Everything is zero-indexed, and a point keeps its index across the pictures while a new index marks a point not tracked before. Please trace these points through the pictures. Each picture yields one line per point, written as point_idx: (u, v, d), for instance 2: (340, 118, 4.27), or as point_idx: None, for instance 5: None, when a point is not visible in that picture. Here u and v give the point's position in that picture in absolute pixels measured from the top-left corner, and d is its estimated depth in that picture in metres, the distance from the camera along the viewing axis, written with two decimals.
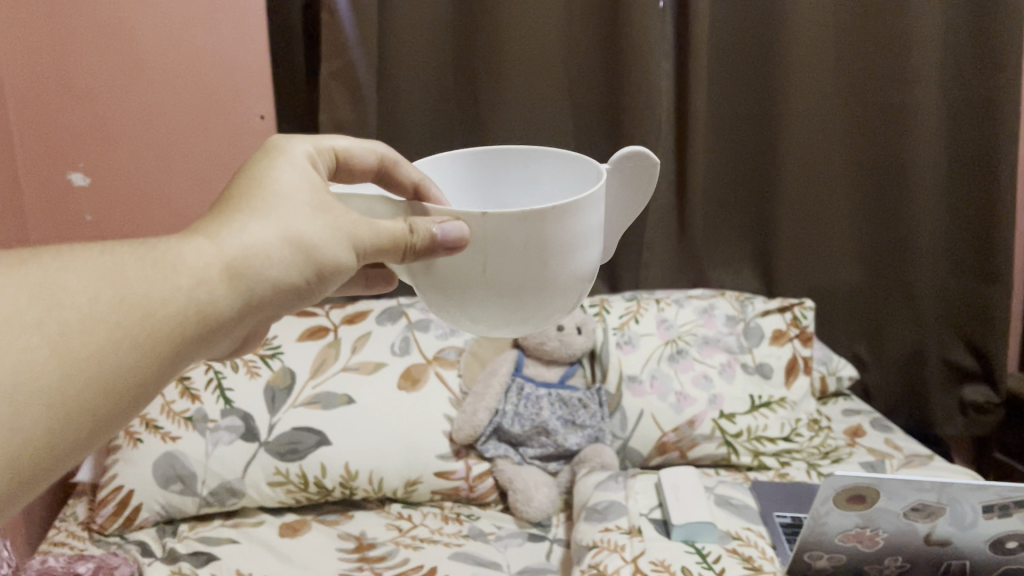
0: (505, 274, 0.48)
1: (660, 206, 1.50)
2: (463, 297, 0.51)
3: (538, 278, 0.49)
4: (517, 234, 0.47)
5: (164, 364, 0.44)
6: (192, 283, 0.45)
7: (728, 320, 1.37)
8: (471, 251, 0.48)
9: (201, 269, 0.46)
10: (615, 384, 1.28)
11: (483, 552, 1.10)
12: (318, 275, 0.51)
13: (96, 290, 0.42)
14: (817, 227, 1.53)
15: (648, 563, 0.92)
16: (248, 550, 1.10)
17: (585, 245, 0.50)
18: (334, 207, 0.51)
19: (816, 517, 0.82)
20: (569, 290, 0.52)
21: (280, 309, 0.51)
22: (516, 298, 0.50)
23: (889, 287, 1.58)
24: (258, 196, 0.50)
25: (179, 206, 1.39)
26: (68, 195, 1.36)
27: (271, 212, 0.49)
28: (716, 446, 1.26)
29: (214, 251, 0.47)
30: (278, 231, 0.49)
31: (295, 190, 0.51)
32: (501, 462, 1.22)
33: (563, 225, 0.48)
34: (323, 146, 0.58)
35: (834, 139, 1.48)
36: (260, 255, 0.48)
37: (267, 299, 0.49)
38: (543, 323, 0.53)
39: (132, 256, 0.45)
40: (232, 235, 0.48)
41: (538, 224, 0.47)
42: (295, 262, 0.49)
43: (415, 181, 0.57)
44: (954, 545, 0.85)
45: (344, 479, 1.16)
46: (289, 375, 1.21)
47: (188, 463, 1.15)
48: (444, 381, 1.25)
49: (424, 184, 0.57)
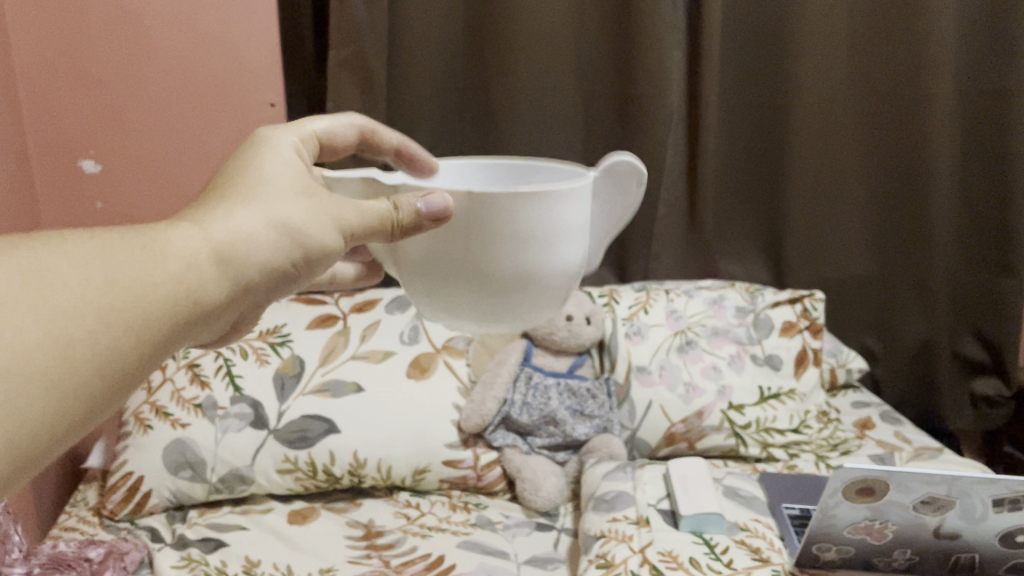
0: (490, 262, 0.48)
1: (671, 197, 1.49)
2: (449, 293, 0.51)
3: (523, 271, 0.49)
4: (496, 218, 0.47)
5: (161, 344, 0.44)
6: (181, 269, 0.45)
7: (738, 311, 1.36)
8: (453, 229, 0.48)
9: (188, 254, 0.45)
10: (624, 374, 1.28)
11: (491, 541, 1.10)
12: (305, 258, 0.51)
13: (87, 273, 0.41)
14: (829, 219, 1.53)
15: (656, 553, 0.92)
16: (256, 537, 1.10)
17: (566, 241, 0.50)
18: (318, 192, 0.51)
19: (824, 509, 0.82)
20: (553, 289, 0.52)
21: (265, 293, 0.51)
22: (500, 293, 0.50)
23: (900, 281, 1.57)
24: (246, 181, 0.50)
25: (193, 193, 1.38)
26: (78, 181, 1.36)
27: (260, 195, 0.49)
28: (725, 437, 1.25)
29: (202, 237, 0.46)
30: (263, 217, 0.49)
31: (282, 172, 0.51)
32: (509, 452, 1.22)
33: (545, 215, 0.48)
34: (306, 132, 0.57)
35: (847, 128, 1.48)
36: (245, 239, 0.47)
37: (255, 285, 0.49)
38: (529, 319, 0.53)
39: (127, 237, 0.44)
40: (217, 220, 0.47)
41: (516, 209, 0.47)
42: (283, 249, 0.49)
43: (398, 143, 0.61)
44: (963, 538, 0.84)
45: (352, 467, 1.17)
46: (298, 363, 1.21)
47: (198, 450, 1.15)
48: (453, 369, 1.26)
49: (405, 141, 0.61)
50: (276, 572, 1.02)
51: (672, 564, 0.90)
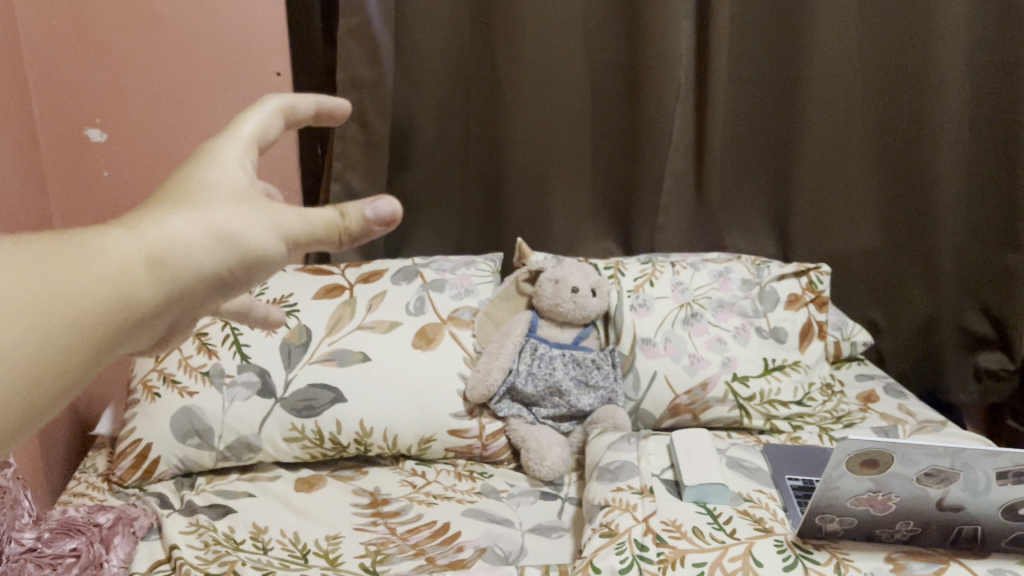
0: None
1: (678, 168, 1.48)
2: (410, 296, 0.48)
3: None
4: None
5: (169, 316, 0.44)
6: (113, 272, 0.37)
7: (743, 284, 1.36)
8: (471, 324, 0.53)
9: (120, 258, 0.38)
10: (629, 346, 1.28)
11: (495, 510, 1.12)
12: (241, 263, 0.42)
13: None
14: (835, 193, 1.52)
15: (660, 522, 0.93)
16: (264, 504, 1.12)
17: None
18: (260, 199, 0.44)
19: (828, 481, 0.83)
20: None
21: (192, 304, 0.42)
22: None
23: (905, 256, 1.56)
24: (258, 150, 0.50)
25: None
26: (85, 150, 1.36)
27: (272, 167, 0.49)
28: (729, 409, 1.26)
29: None
30: (202, 220, 0.41)
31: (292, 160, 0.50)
32: (514, 422, 1.23)
33: None
34: (267, 111, 0.49)
35: (857, 103, 1.47)
36: None
37: (189, 292, 0.41)
38: None
39: None
40: None
41: None
42: (220, 255, 0.41)
43: (314, 106, 0.52)
44: (966, 511, 0.85)
45: (359, 436, 1.18)
46: (305, 332, 1.22)
47: (205, 418, 1.15)
48: (459, 340, 1.26)
49: (324, 103, 0.52)
50: (283, 539, 1.04)
51: (675, 534, 0.91)
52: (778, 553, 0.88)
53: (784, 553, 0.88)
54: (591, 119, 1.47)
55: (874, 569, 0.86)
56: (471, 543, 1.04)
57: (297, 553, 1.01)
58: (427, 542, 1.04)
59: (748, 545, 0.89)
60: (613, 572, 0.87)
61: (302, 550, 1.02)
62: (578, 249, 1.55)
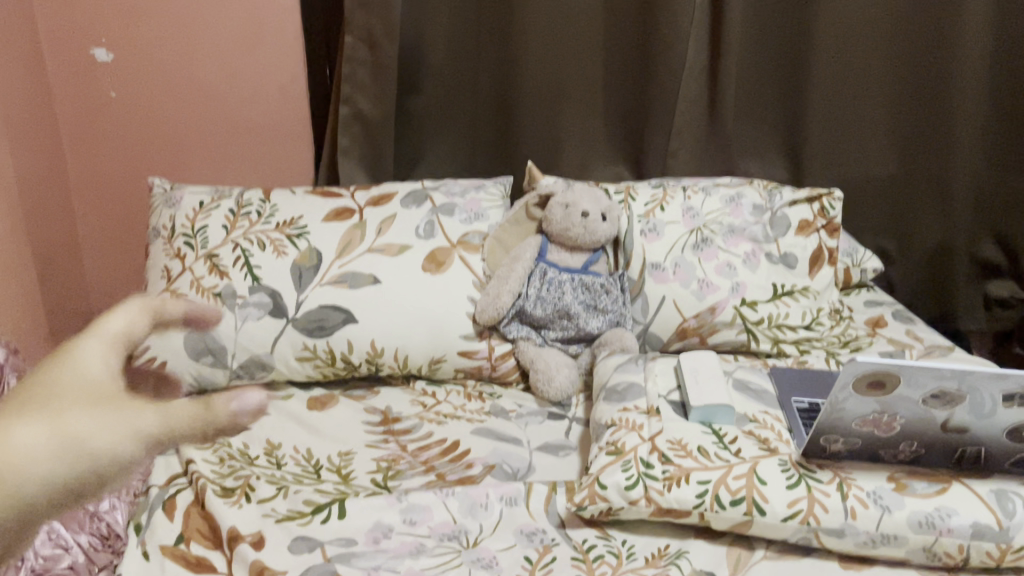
0: None
1: (693, 91, 1.45)
2: None
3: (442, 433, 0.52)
4: None
5: None
6: None
7: (755, 209, 1.34)
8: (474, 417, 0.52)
9: None
10: (638, 271, 1.29)
11: (504, 428, 1.15)
12: (90, 475, 0.46)
13: None
14: (849, 114, 1.50)
15: (666, 441, 0.95)
16: (277, 421, 1.14)
17: None
18: (109, 402, 0.49)
19: (834, 402, 0.84)
20: None
21: (34, 523, 0.46)
22: None
23: (919, 177, 1.54)
24: None
25: (215, 92, 1.45)
26: (90, 68, 1.40)
27: None
28: (736, 333, 1.27)
29: None
30: (49, 432, 0.46)
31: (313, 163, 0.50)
32: (523, 343, 1.25)
33: None
34: (149, 312, 0.61)
35: (876, 23, 1.43)
36: None
37: (36, 517, 0.45)
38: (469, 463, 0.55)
39: None
40: None
41: None
42: (67, 463, 0.45)
43: (182, 312, 0.63)
44: (970, 432, 0.86)
45: (370, 355, 1.20)
46: (315, 255, 1.21)
47: (218, 338, 1.17)
48: (468, 264, 1.26)
49: (189, 308, 0.63)
50: (297, 455, 1.07)
51: (681, 453, 0.93)
52: (782, 472, 0.89)
53: (788, 472, 0.90)
54: (604, 38, 1.44)
55: (876, 487, 0.88)
56: (480, 460, 1.07)
57: (310, 469, 1.04)
58: (437, 459, 1.07)
59: (753, 464, 0.90)
60: (619, 489, 0.90)
61: (315, 466, 1.05)
62: (588, 173, 1.53)
